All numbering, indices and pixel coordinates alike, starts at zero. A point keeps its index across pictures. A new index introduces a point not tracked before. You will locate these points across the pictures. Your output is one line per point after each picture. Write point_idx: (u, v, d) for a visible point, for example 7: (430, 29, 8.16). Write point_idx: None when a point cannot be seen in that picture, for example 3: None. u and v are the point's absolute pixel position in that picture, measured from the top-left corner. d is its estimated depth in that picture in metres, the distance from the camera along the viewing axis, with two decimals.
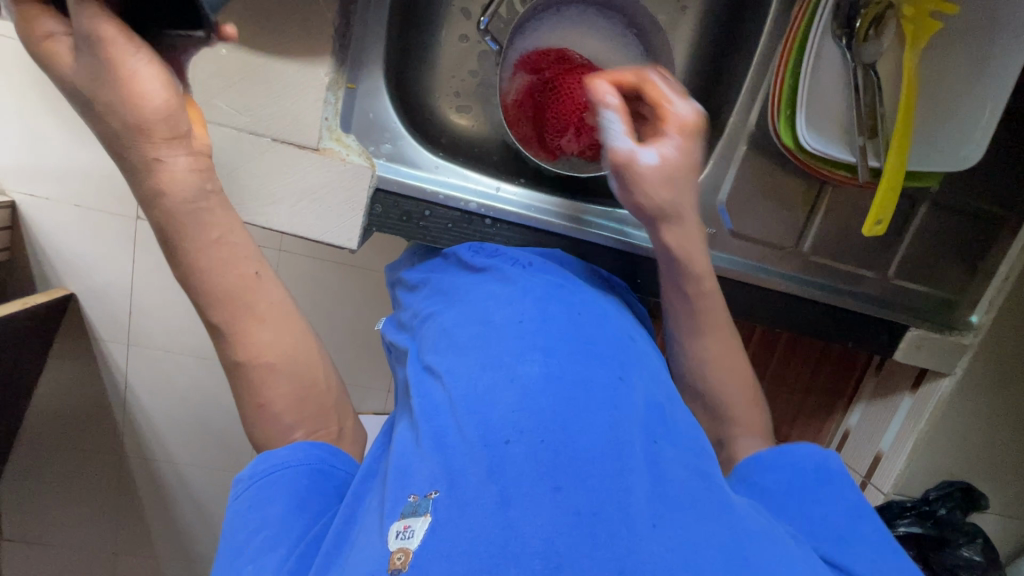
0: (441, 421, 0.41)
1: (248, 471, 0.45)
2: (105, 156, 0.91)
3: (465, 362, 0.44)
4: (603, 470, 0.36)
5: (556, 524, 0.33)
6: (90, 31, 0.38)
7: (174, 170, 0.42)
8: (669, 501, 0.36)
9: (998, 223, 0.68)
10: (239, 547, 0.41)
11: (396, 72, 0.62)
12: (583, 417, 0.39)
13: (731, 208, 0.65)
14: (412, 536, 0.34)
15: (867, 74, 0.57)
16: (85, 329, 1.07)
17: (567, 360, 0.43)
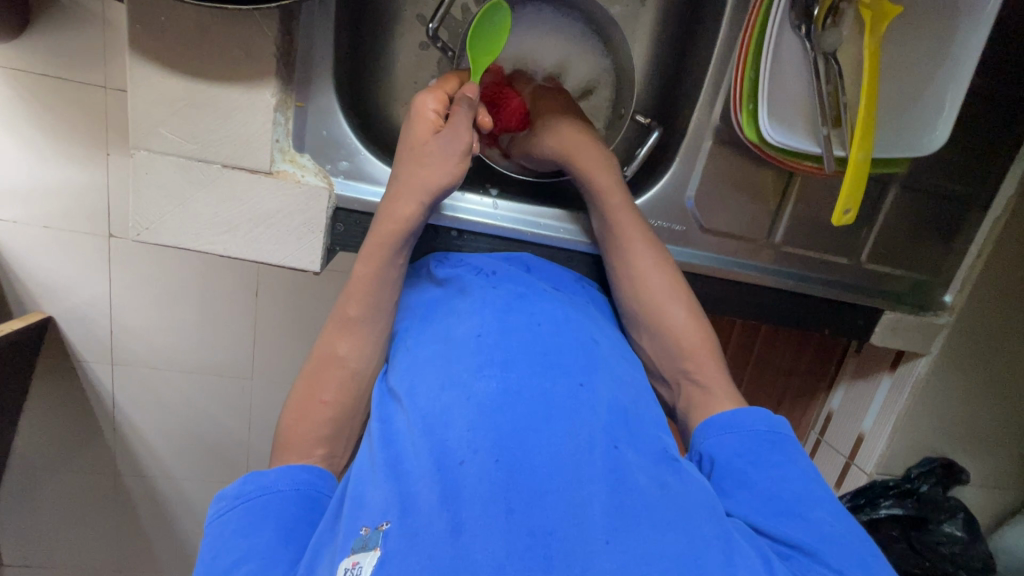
0: (398, 448, 0.43)
1: (232, 491, 0.46)
2: (70, 176, 0.89)
3: (424, 382, 0.46)
4: (559, 487, 0.37)
5: (507, 551, 0.34)
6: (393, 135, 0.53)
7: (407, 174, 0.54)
8: (627, 517, 0.37)
9: (966, 202, 0.68)
10: (224, 570, 0.41)
11: (349, 84, 0.60)
12: (534, 438, 0.40)
13: (700, 202, 0.64)
14: (361, 573, 0.35)
15: (828, 63, 0.55)
16: (67, 351, 1.05)
17: (524, 376, 0.45)
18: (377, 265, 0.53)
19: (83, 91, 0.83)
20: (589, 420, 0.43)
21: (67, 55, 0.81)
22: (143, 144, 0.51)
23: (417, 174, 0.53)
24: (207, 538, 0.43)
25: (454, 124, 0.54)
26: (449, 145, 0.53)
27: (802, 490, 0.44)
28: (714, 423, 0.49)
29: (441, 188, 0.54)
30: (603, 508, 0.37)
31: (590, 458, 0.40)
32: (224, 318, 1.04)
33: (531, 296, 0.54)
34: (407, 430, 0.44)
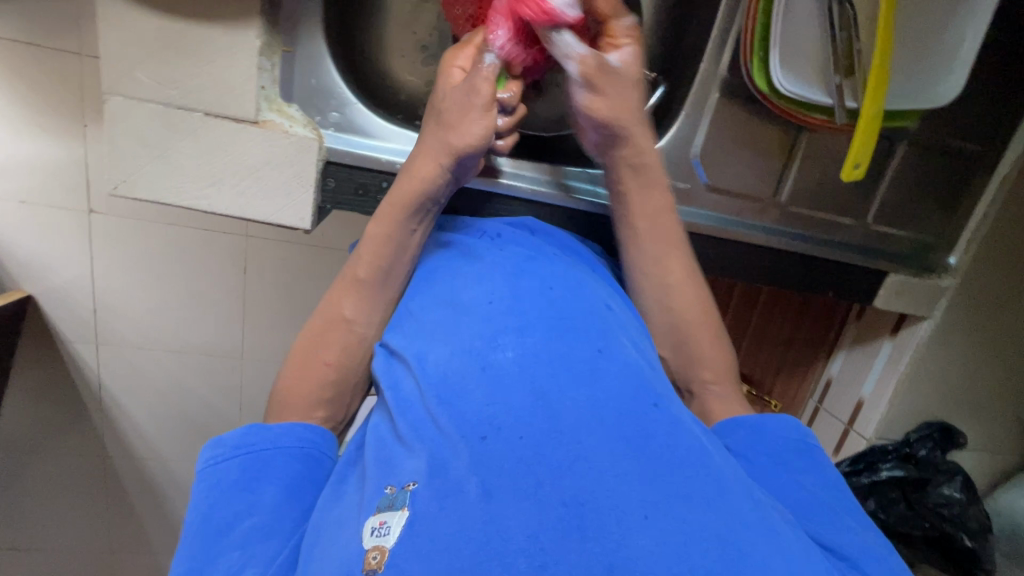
0: (415, 414, 0.41)
1: (232, 440, 0.43)
2: (44, 145, 0.84)
3: (438, 347, 0.44)
4: (588, 453, 0.35)
5: (541, 520, 0.32)
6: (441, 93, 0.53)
7: (434, 131, 0.52)
8: (662, 483, 0.34)
9: (974, 160, 0.67)
10: (226, 525, 0.40)
11: (338, 32, 0.56)
12: (557, 403, 0.38)
13: (705, 160, 0.62)
14: (389, 533, 0.33)
15: (842, 7, 0.53)
16: (51, 331, 1.01)
17: (542, 340, 0.42)
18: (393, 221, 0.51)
19: (54, 54, 0.78)
20: (612, 382, 0.40)
21: (34, 15, 0.75)
22: (119, 90, 0.48)
23: (438, 134, 0.51)
24: (200, 484, 0.42)
25: (472, 81, 0.51)
26: (468, 100, 0.51)
27: (830, 499, 0.42)
28: (744, 422, 0.47)
29: (465, 144, 0.51)
30: (636, 471, 0.34)
31: (618, 422, 0.37)
32: (212, 293, 1.01)
33: (541, 262, 0.52)
34: (419, 395, 0.42)
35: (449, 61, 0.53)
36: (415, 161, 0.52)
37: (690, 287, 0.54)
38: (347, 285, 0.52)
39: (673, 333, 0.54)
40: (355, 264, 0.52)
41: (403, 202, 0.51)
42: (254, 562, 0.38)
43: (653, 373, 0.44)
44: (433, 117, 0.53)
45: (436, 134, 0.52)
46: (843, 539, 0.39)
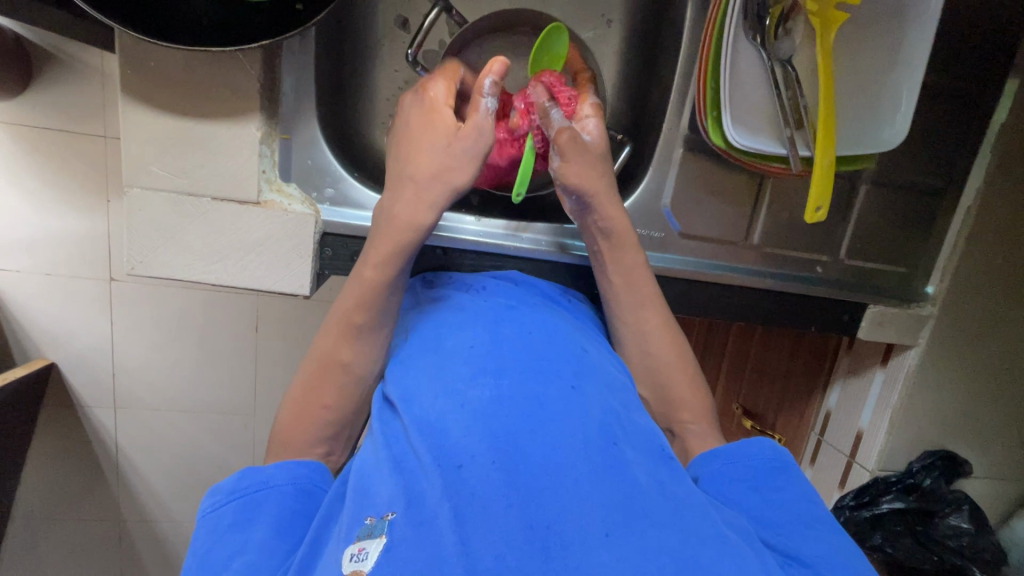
0: (400, 446, 0.43)
1: (228, 485, 0.45)
2: (69, 223, 0.92)
3: (420, 390, 0.46)
4: (557, 482, 0.37)
5: (510, 541, 0.34)
6: (420, 119, 0.54)
7: (412, 160, 0.53)
8: (625, 511, 0.36)
9: (937, 195, 0.70)
10: (221, 565, 0.41)
11: (332, 118, 0.63)
12: (529, 437, 0.40)
13: (675, 210, 0.66)
14: (367, 558, 0.34)
15: (785, 70, 0.58)
16: (70, 397, 1.06)
17: (518, 379, 0.45)
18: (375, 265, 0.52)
19: (76, 138, 0.87)
20: (581, 419, 0.42)
21: (61, 108, 0.85)
22: (136, 182, 0.54)
23: (431, 164, 0.53)
24: (199, 531, 0.43)
25: (472, 123, 0.52)
26: (466, 141, 0.53)
27: (807, 517, 0.43)
28: (720, 454, 0.49)
29: (457, 187, 0.53)
30: (602, 498, 0.36)
31: (587, 454, 0.39)
32: (222, 353, 1.05)
33: (521, 309, 0.54)
34: (404, 432, 0.44)
35: (430, 90, 0.55)
36: (399, 188, 0.53)
37: (665, 332, 0.57)
38: (349, 302, 0.52)
39: (650, 376, 0.57)
40: (358, 281, 0.52)
41: (396, 235, 0.52)
42: None
43: (625, 409, 0.47)
44: (413, 144, 0.54)
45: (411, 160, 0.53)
46: (812, 552, 0.41)
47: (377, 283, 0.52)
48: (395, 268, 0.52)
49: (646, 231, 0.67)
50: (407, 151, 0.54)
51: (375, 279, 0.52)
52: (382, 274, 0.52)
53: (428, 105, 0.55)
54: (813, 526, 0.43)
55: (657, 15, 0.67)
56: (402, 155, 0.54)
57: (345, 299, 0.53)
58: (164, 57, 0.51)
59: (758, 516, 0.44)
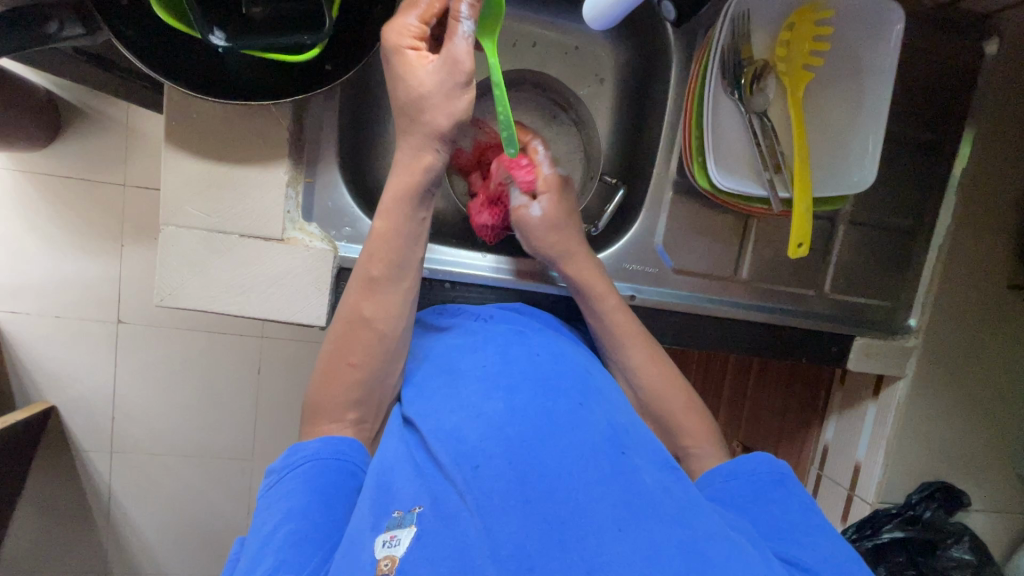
0: (420, 454, 0.46)
1: (279, 464, 0.49)
2: (86, 266, 1.01)
3: (436, 406, 0.49)
4: (568, 482, 0.40)
5: (527, 533, 0.37)
6: (397, 69, 0.53)
7: (411, 125, 0.55)
8: (634, 508, 0.38)
9: (910, 232, 0.75)
10: (266, 536, 0.43)
11: (350, 164, 0.68)
12: (540, 443, 0.43)
13: (668, 247, 0.71)
14: (398, 543, 0.37)
15: (762, 121, 0.65)
16: (69, 440, 1.08)
17: (527, 393, 0.48)
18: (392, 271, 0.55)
19: (102, 187, 0.99)
20: (588, 428, 0.44)
21: (91, 161, 0.98)
22: (171, 221, 0.58)
23: (419, 104, 0.53)
24: (256, 508, 0.47)
25: (449, 53, 0.51)
26: (445, 78, 0.52)
27: (807, 526, 0.45)
28: (721, 471, 0.52)
29: (446, 132, 0.54)
30: (611, 497, 0.39)
31: (595, 458, 0.42)
32: (227, 390, 1.09)
33: (529, 331, 0.58)
34: (421, 443, 0.47)
35: (390, 31, 0.52)
36: (408, 153, 0.56)
37: (660, 359, 0.60)
38: (363, 286, 0.55)
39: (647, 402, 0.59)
40: (368, 262, 0.55)
41: (402, 192, 0.55)
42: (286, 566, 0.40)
43: (628, 421, 0.49)
44: (405, 100, 0.54)
45: (410, 122, 0.55)
46: (813, 556, 0.43)
47: (388, 299, 0.55)
48: (407, 252, 0.56)
49: (641, 267, 0.71)
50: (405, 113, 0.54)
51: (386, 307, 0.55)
52: (391, 247, 0.55)
53: (403, 57, 0.53)
54: (812, 534, 0.45)
55: (644, 74, 0.75)
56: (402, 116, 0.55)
57: (360, 281, 0.55)
58: (199, 113, 0.57)
59: (765, 528, 0.45)
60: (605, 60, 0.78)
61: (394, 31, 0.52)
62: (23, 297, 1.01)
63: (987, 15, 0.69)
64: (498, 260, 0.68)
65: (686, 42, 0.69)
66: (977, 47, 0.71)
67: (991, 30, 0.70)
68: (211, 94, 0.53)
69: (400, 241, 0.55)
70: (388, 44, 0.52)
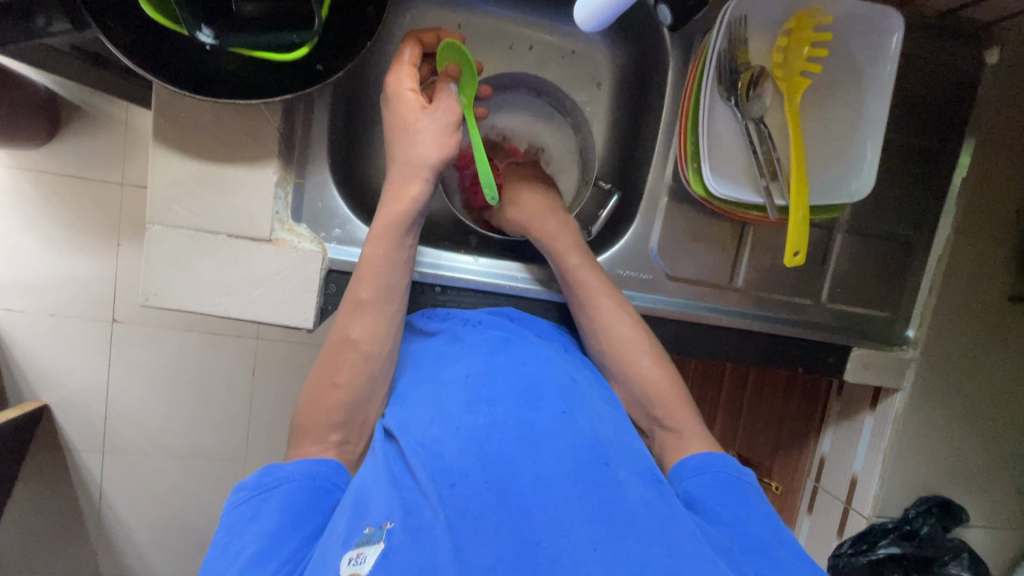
0: (397, 466, 0.44)
1: (250, 483, 0.47)
2: (79, 265, 1.00)
3: (416, 416, 0.48)
4: (545, 499, 0.39)
5: (500, 553, 0.35)
6: (394, 109, 0.57)
7: (404, 157, 0.56)
8: (613, 527, 0.37)
9: (908, 242, 0.74)
10: (234, 556, 0.42)
11: (343, 165, 0.68)
12: (519, 459, 0.41)
13: (663, 253, 0.70)
14: (364, 561, 0.36)
15: (758, 128, 0.64)
16: (58, 440, 1.07)
17: (509, 406, 0.47)
18: (376, 284, 0.54)
19: (97, 186, 0.98)
20: (570, 442, 0.43)
21: (86, 160, 0.97)
22: (158, 220, 0.58)
23: (413, 141, 0.56)
24: (223, 524, 0.45)
25: (440, 101, 0.57)
26: (442, 114, 0.57)
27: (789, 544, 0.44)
28: (690, 463, 0.51)
29: (436, 162, 0.56)
30: (589, 516, 0.38)
31: (575, 474, 0.41)
32: (218, 392, 1.08)
33: (515, 341, 0.57)
34: (400, 455, 0.45)
35: (392, 79, 0.58)
36: (399, 182, 0.56)
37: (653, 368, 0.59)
38: (352, 309, 0.54)
39: (639, 412, 0.58)
40: (356, 286, 0.54)
41: (389, 220, 0.55)
42: None
43: (614, 434, 0.48)
44: (400, 136, 0.57)
45: (401, 155, 0.57)
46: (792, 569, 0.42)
47: (373, 305, 0.54)
48: (395, 273, 0.55)
49: (635, 273, 0.70)
50: (398, 149, 0.57)
51: (372, 310, 0.54)
52: (381, 275, 0.54)
53: (400, 98, 0.57)
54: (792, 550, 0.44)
55: (641, 79, 0.74)
56: (394, 151, 0.57)
57: (348, 304, 0.54)
58: (189, 113, 0.57)
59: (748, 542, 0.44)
60: (603, 65, 0.77)
61: (394, 78, 0.58)
62: (14, 295, 1.00)
63: (988, 23, 0.69)
64: (491, 264, 0.67)
65: (683, 47, 0.68)
66: (978, 55, 0.70)
67: (991, 38, 0.69)
68: (200, 92, 0.53)
69: (390, 268, 0.54)
70: (390, 90, 0.58)
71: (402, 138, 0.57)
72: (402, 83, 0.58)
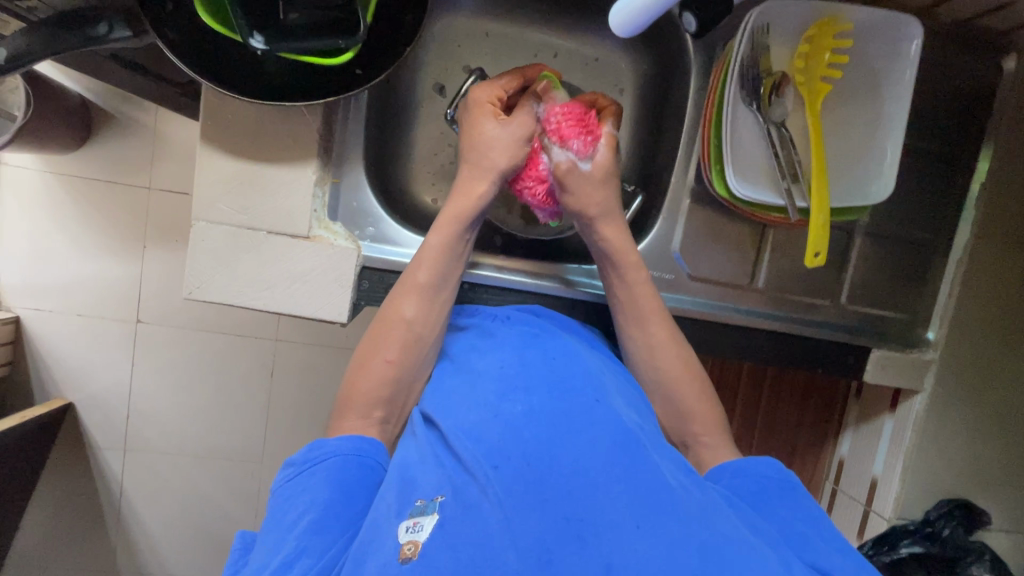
0: (440, 449, 0.46)
1: (299, 458, 0.50)
2: (111, 265, 1.04)
3: (456, 404, 0.50)
4: (587, 479, 0.40)
5: (548, 526, 0.37)
6: (472, 118, 0.61)
7: (477, 161, 0.60)
8: (654, 506, 0.38)
9: (928, 245, 0.75)
10: (288, 523, 0.45)
11: (376, 168, 0.71)
12: (558, 441, 0.43)
13: (685, 254, 0.72)
14: (421, 529, 0.38)
15: (780, 131, 0.65)
16: (85, 437, 1.10)
17: (545, 394, 0.48)
18: (430, 268, 0.57)
19: (130, 189, 1.02)
20: (607, 429, 0.45)
21: (120, 164, 1.01)
22: (202, 217, 0.60)
23: (487, 149, 0.60)
24: (277, 498, 0.48)
25: (519, 116, 0.60)
26: (516, 127, 0.60)
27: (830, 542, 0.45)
28: (729, 467, 0.52)
29: (504, 168, 0.60)
30: (630, 495, 0.39)
31: (615, 457, 0.42)
32: (243, 390, 1.10)
33: (546, 335, 0.58)
34: (442, 438, 0.47)
35: (474, 94, 0.62)
36: (469, 184, 0.60)
37: (678, 364, 0.60)
38: (408, 290, 0.56)
39: (663, 408, 0.59)
40: (415, 270, 0.57)
41: (459, 211, 0.58)
42: (306, 553, 0.42)
43: (646, 424, 0.49)
44: (473, 143, 0.60)
45: (473, 159, 0.60)
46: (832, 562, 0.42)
47: (422, 286, 0.56)
48: (448, 259, 0.57)
49: (657, 273, 0.72)
50: (472, 154, 0.60)
51: (412, 292, 0.56)
52: (438, 259, 0.57)
53: (480, 109, 0.61)
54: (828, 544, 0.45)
55: (663, 85, 0.76)
56: (466, 155, 0.61)
57: (404, 285, 0.56)
58: (232, 116, 0.60)
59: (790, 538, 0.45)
60: (625, 71, 0.79)
61: (477, 93, 0.62)
62: (47, 295, 1.04)
63: (1006, 30, 0.70)
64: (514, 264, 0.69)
65: (705, 54, 0.70)
66: (996, 61, 0.71)
67: (1009, 46, 0.71)
68: (246, 94, 0.55)
69: (450, 257, 0.57)
70: (470, 104, 0.62)
71: (475, 146, 0.60)
72: (483, 97, 0.62)
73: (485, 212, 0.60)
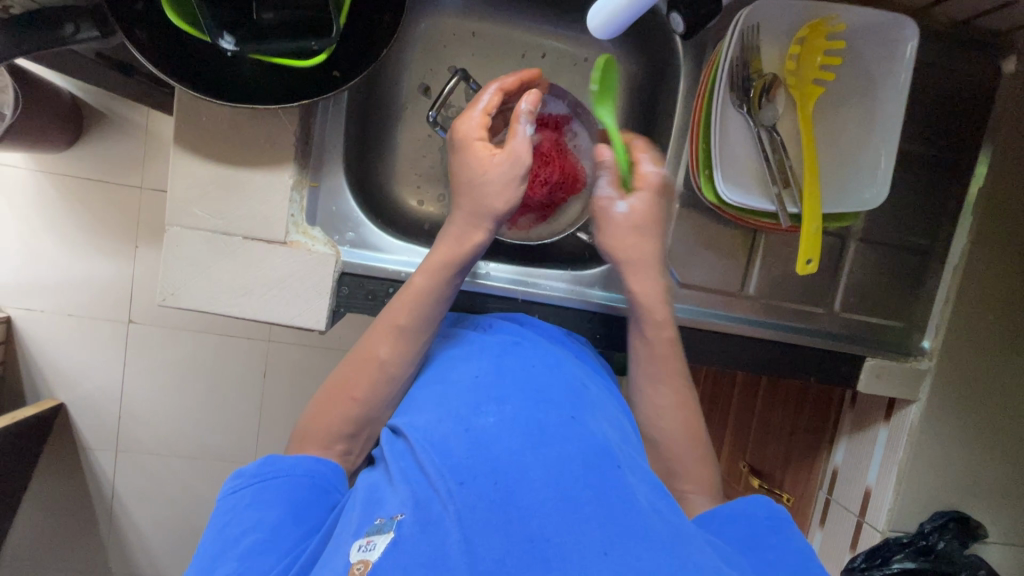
0: (407, 460, 0.45)
1: (253, 469, 0.48)
2: (99, 265, 1.02)
3: (427, 415, 0.48)
4: (553, 498, 0.39)
5: (507, 548, 0.36)
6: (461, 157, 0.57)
7: (470, 205, 0.56)
8: (620, 529, 0.37)
9: (923, 252, 0.73)
10: (233, 538, 0.44)
11: (357, 170, 0.69)
12: (528, 457, 0.42)
13: (674, 261, 0.70)
14: (374, 548, 0.37)
15: (771, 135, 0.64)
16: (74, 438, 1.09)
17: (520, 406, 0.47)
18: (407, 311, 0.55)
19: (118, 189, 1.00)
20: (579, 445, 0.43)
21: (108, 164, 1.00)
22: (177, 221, 0.59)
23: (480, 186, 0.56)
24: (221, 508, 0.47)
25: (512, 148, 0.56)
26: (509, 165, 0.56)
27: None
28: (721, 512, 0.50)
29: (501, 212, 0.56)
30: (597, 518, 0.38)
31: (584, 476, 0.41)
32: (231, 392, 1.09)
33: (526, 345, 0.57)
34: (410, 450, 0.46)
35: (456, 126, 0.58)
36: (459, 229, 0.57)
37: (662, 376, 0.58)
38: (386, 329, 0.55)
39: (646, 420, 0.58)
40: (395, 309, 0.55)
41: (444, 256, 0.56)
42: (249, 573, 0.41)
43: (621, 441, 0.47)
44: (465, 188, 0.57)
45: (467, 203, 0.57)
46: None
47: (402, 328, 0.54)
48: (428, 302, 0.55)
49: None
50: (465, 199, 0.57)
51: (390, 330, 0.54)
52: (419, 301, 0.55)
53: (466, 146, 0.57)
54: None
55: (653, 87, 0.75)
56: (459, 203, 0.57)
57: (381, 327, 0.55)
58: (209, 118, 0.58)
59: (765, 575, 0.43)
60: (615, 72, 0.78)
61: (461, 124, 0.58)
62: (36, 295, 1.03)
63: (1005, 32, 0.68)
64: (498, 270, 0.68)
65: (696, 56, 0.68)
66: (995, 64, 0.69)
67: (1008, 48, 0.69)
68: (221, 97, 0.54)
69: (431, 302, 0.55)
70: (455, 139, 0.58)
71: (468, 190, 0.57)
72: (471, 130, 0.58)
73: (477, 258, 0.57)
